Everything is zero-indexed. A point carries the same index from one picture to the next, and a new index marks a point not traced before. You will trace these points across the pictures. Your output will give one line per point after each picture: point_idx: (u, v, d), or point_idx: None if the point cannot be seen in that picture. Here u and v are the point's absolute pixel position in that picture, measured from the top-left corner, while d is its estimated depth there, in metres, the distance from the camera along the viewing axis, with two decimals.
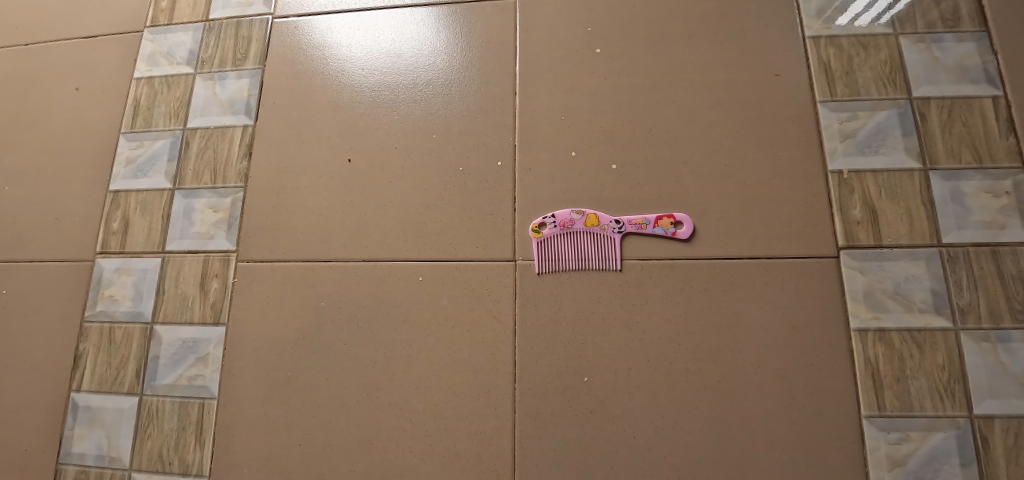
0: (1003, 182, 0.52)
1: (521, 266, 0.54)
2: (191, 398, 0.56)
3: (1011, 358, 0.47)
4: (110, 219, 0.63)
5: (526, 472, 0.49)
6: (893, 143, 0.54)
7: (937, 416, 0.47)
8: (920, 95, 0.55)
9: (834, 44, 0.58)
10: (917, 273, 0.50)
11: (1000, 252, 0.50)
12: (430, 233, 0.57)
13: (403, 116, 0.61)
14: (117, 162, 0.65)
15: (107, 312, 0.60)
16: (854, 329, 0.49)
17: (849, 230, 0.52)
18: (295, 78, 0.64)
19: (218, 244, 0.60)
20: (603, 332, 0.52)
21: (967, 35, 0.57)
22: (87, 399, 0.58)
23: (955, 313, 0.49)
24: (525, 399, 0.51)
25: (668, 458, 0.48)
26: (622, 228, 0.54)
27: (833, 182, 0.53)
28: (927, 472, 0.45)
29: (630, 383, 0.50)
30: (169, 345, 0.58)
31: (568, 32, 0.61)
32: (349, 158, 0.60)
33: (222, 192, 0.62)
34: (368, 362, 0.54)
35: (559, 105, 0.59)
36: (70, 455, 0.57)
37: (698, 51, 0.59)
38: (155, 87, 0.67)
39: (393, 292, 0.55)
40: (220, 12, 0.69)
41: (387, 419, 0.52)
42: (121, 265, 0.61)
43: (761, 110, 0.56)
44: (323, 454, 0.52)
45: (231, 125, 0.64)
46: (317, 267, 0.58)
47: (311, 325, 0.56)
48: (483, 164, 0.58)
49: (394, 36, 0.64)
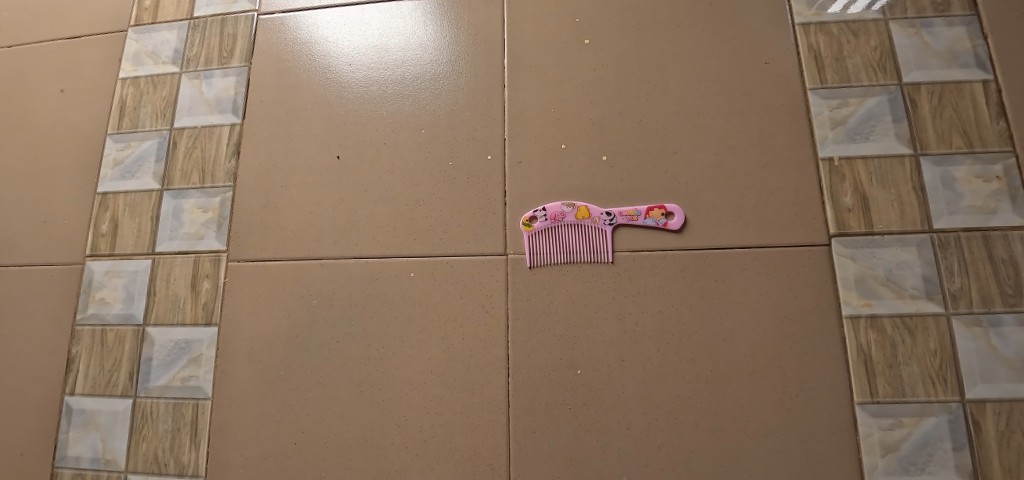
0: (994, 167, 0.52)
1: (512, 260, 0.54)
2: (185, 399, 0.56)
3: (1002, 341, 0.47)
4: (98, 221, 0.63)
5: (521, 466, 0.49)
6: (883, 129, 0.54)
7: (930, 401, 0.47)
8: (911, 81, 0.55)
9: (825, 31, 0.57)
10: (909, 259, 0.50)
11: (991, 236, 0.50)
12: (420, 230, 0.56)
13: (392, 112, 0.60)
14: (104, 164, 0.65)
15: (98, 315, 0.60)
16: (846, 317, 0.50)
17: (840, 218, 0.52)
18: (283, 74, 0.64)
19: (207, 244, 0.60)
20: (596, 325, 0.52)
21: (957, 19, 0.56)
22: (80, 403, 0.58)
23: (947, 298, 0.49)
24: (519, 393, 0.51)
25: (662, 450, 0.48)
26: (612, 220, 0.54)
27: (824, 170, 0.53)
28: (920, 458, 0.46)
29: (623, 375, 0.50)
30: (162, 347, 0.58)
31: (556, 23, 0.61)
32: (338, 155, 0.60)
33: (211, 192, 0.61)
34: (361, 359, 0.54)
35: (549, 98, 0.58)
36: (65, 459, 0.57)
37: (687, 41, 0.59)
38: (141, 87, 0.67)
39: (385, 290, 0.55)
40: (205, 10, 0.69)
41: (381, 416, 0.52)
42: (111, 267, 0.61)
43: (751, 98, 0.56)
44: (318, 453, 0.52)
45: (218, 124, 0.63)
46: (308, 265, 0.57)
47: (302, 323, 0.56)
48: (473, 158, 0.57)
49: (382, 30, 0.64)
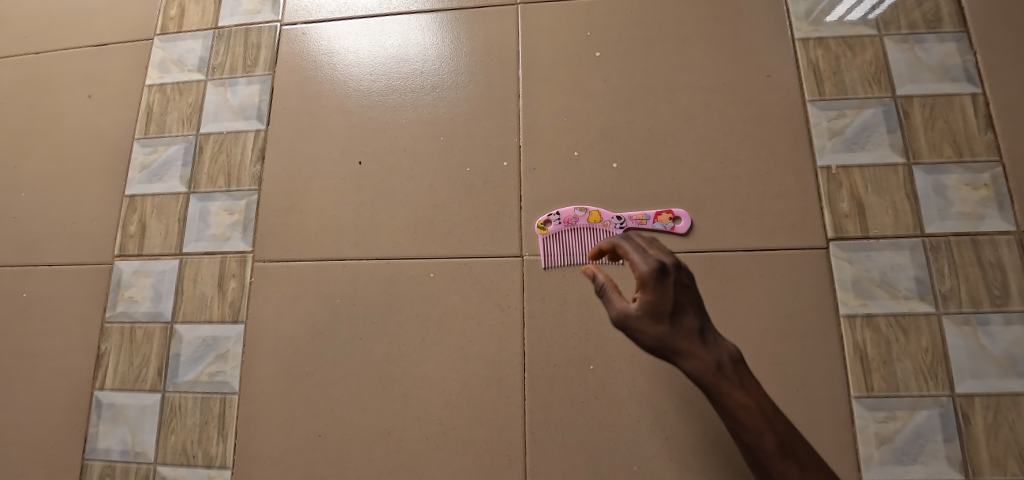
0: (982, 175, 0.55)
1: (527, 262, 0.57)
2: (213, 393, 0.58)
3: (989, 340, 0.50)
4: (127, 223, 0.65)
5: (536, 456, 0.52)
6: (878, 139, 0.57)
7: (922, 395, 0.50)
8: (904, 94, 0.58)
9: (823, 46, 0.61)
10: (903, 262, 0.53)
11: (980, 241, 0.53)
12: (439, 232, 0.59)
13: (412, 120, 0.63)
14: (132, 167, 0.67)
15: (127, 313, 0.62)
16: (844, 316, 0.52)
17: (838, 223, 0.55)
18: (306, 83, 0.67)
19: (234, 245, 0.62)
20: (608, 323, 0.55)
21: (948, 36, 0.60)
22: (110, 397, 0.60)
23: (938, 299, 0.52)
24: (535, 387, 0.54)
25: (670, 441, 0.51)
26: (623, 224, 0.56)
27: (822, 177, 0.56)
28: (913, 448, 0.49)
29: (634, 370, 0.53)
30: (190, 344, 0.60)
31: (568, 36, 0.64)
32: (360, 161, 0.63)
33: (237, 195, 0.64)
34: (383, 355, 0.56)
35: (561, 107, 0.61)
36: (95, 451, 0.59)
37: (693, 54, 0.62)
38: (167, 93, 0.69)
39: (405, 289, 0.58)
40: (229, 20, 0.71)
41: (403, 409, 0.55)
42: (139, 267, 0.63)
43: (753, 109, 0.59)
44: (342, 444, 0.55)
45: (243, 130, 0.66)
46: (331, 265, 0.60)
47: (326, 321, 0.58)
48: (490, 165, 0.60)
49: (401, 41, 0.66)
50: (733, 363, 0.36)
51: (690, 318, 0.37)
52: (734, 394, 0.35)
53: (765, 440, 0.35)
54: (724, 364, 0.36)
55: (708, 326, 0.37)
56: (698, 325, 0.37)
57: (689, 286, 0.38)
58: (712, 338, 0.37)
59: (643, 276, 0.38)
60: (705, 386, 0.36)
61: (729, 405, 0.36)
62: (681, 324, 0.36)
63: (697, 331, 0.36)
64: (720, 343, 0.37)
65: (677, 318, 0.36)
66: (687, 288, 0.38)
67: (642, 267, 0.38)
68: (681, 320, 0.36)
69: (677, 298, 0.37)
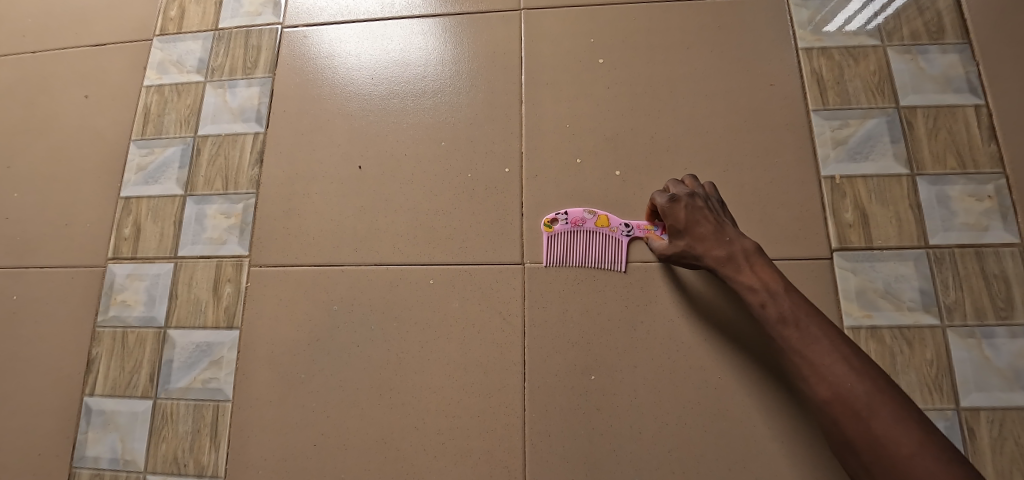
0: (986, 187, 0.55)
1: (529, 269, 0.56)
2: (206, 400, 0.57)
3: (994, 352, 0.50)
4: (121, 225, 0.64)
5: (536, 468, 0.51)
6: (882, 149, 0.57)
7: (927, 408, 0.49)
8: (908, 104, 0.58)
9: (826, 55, 0.61)
10: (907, 273, 0.53)
11: (984, 253, 0.53)
12: (439, 238, 0.58)
13: (413, 124, 0.63)
14: (128, 169, 0.66)
15: (119, 317, 0.61)
16: (848, 327, 0.52)
17: (842, 233, 0.54)
18: (306, 86, 0.66)
19: (230, 249, 0.61)
20: (610, 332, 0.54)
21: (950, 47, 0.60)
22: (100, 403, 0.59)
23: (942, 311, 0.52)
24: (536, 397, 0.53)
25: (672, 454, 0.50)
26: (630, 232, 0.56)
27: (826, 187, 0.56)
28: None
29: (636, 380, 0.52)
30: (183, 349, 0.59)
31: (571, 42, 0.63)
32: (360, 165, 0.62)
33: (234, 198, 0.63)
34: (380, 363, 0.55)
35: (564, 114, 0.61)
36: (83, 459, 0.58)
37: (696, 62, 0.61)
38: (165, 95, 0.68)
39: (404, 296, 0.57)
40: (230, 22, 0.71)
41: (400, 418, 0.54)
42: (133, 270, 0.62)
43: (757, 118, 0.59)
44: (338, 453, 0.54)
45: (242, 132, 0.65)
46: (329, 271, 0.59)
47: (324, 327, 0.57)
48: (492, 170, 0.60)
49: (403, 45, 0.66)
50: (744, 258, 0.46)
51: (703, 226, 0.49)
52: (742, 278, 0.46)
53: (767, 312, 0.44)
54: (734, 257, 0.47)
55: (722, 230, 0.48)
56: (711, 229, 0.48)
57: (702, 205, 0.50)
58: (729, 237, 0.48)
59: (660, 206, 0.51)
60: (721, 275, 0.48)
61: (740, 287, 0.46)
62: (693, 234, 0.49)
63: (709, 235, 0.48)
64: (732, 241, 0.47)
65: (688, 231, 0.49)
66: (700, 207, 0.50)
67: (661, 202, 0.51)
68: (692, 232, 0.49)
69: (689, 215, 0.49)
